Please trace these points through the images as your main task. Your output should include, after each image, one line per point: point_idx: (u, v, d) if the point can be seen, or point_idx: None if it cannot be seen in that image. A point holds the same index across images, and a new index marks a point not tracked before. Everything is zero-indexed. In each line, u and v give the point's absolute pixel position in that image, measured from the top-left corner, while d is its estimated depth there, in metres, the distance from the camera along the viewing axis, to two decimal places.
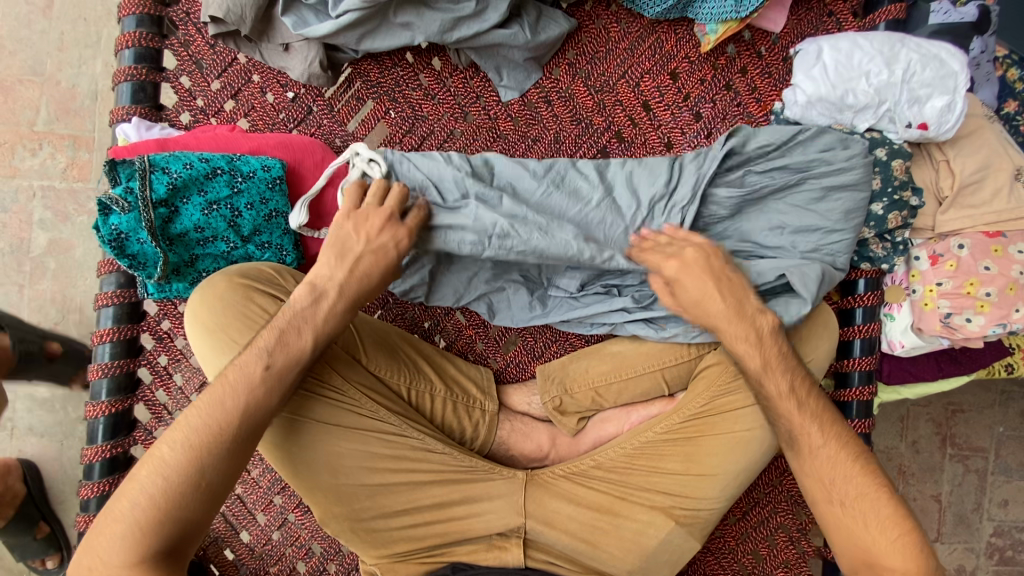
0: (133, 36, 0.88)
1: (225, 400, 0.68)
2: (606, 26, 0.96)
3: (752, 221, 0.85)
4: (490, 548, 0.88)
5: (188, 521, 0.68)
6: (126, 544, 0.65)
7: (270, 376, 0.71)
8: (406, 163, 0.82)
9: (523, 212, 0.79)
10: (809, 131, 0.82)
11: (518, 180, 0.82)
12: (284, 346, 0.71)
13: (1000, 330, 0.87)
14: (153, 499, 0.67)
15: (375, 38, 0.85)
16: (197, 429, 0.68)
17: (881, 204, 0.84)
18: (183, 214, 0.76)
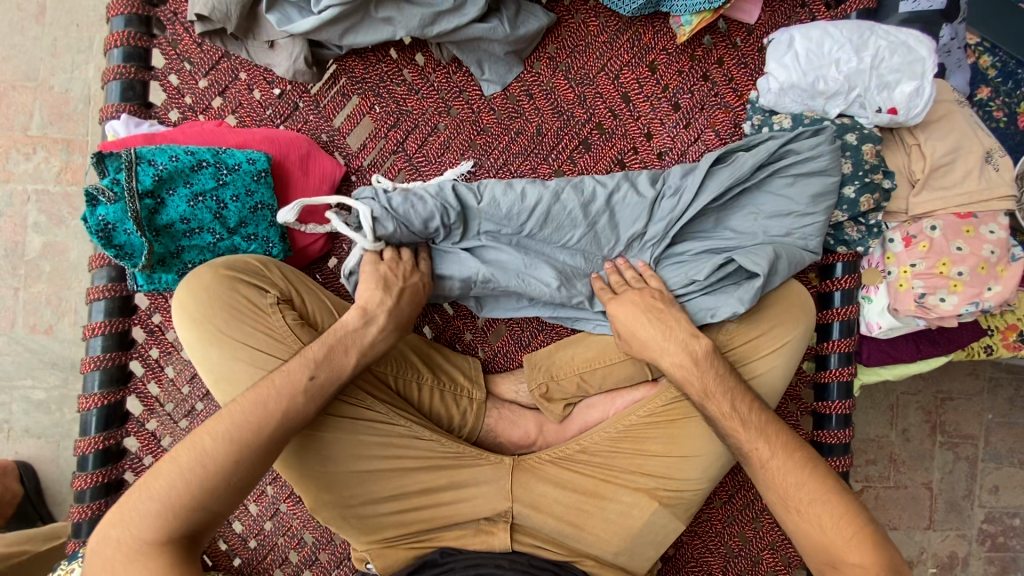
0: (121, 36, 0.90)
1: (268, 402, 0.72)
2: (585, 20, 0.98)
3: (733, 217, 0.87)
4: (477, 532, 0.89)
5: (213, 511, 0.70)
6: (155, 524, 0.68)
7: (313, 386, 0.74)
8: (401, 205, 0.82)
9: (506, 257, 0.85)
10: (791, 137, 0.84)
11: (508, 211, 0.84)
12: (330, 363, 0.76)
13: (973, 309, 0.89)
14: (187, 487, 0.69)
15: (357, 33, 0.88)
16: (239, 424, 0.71)
17: (853, 187, 0.86)
18: (169, 205, 0.78)
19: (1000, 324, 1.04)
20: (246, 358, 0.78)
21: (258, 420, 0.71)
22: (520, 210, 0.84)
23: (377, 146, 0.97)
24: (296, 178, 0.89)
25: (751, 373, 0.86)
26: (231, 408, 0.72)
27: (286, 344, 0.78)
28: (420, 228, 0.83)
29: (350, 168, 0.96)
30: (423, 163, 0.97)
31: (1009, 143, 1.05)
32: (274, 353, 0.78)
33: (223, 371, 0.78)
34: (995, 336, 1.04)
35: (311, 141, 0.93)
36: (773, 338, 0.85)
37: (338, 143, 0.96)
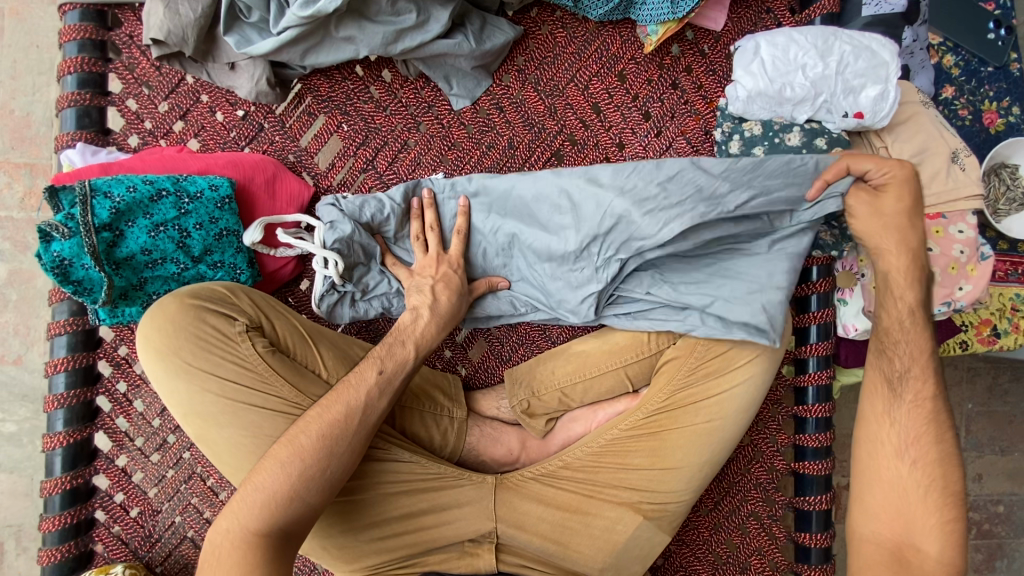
0: (75, 62, 0.88)
1: (335, 415, 0.73)
2: (552, 32, 0.97)
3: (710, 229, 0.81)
4: (462, 555, 0.88)
5: (290, 529, 0.70)
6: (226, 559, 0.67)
7: (384, 381, 0.76)
8: (357, 204, 0.85)
9: (498, 259, 0.89)
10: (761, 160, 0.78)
11: (475, 209, 0.88)
12: (393, 355, 0.78)
13: (946, 309, 0.90)
14: (266, 504, 0.69)
15: (319, 53, 0.86)
16: (314, 443, 0.72)
17: (845, 182, 0.78)
18: (129, 237, 0.76)
19: (974, 319, 1.05)
20: (215, 389, 0.76)
21: (326, 431, 0.72)
22: (481, 207, 0.88)
23: (346, 165, 0.95)
24: (263, 203, 0.87)
25: (731, 381, 0.85)
26: (299, 438, 0.72)
27: (256, 372, 0.76)
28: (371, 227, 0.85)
29: (319, 187, 0.94)
30: (393, 180, 0.96)
31: (975, 140, 1.07)
32: (244, 382, 0.76)
33: (191, 404, 0.76)
34: (970, 331, 1.05)
35: (277, 162, 0.91)
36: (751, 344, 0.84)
37: (306, 163, 0.94)
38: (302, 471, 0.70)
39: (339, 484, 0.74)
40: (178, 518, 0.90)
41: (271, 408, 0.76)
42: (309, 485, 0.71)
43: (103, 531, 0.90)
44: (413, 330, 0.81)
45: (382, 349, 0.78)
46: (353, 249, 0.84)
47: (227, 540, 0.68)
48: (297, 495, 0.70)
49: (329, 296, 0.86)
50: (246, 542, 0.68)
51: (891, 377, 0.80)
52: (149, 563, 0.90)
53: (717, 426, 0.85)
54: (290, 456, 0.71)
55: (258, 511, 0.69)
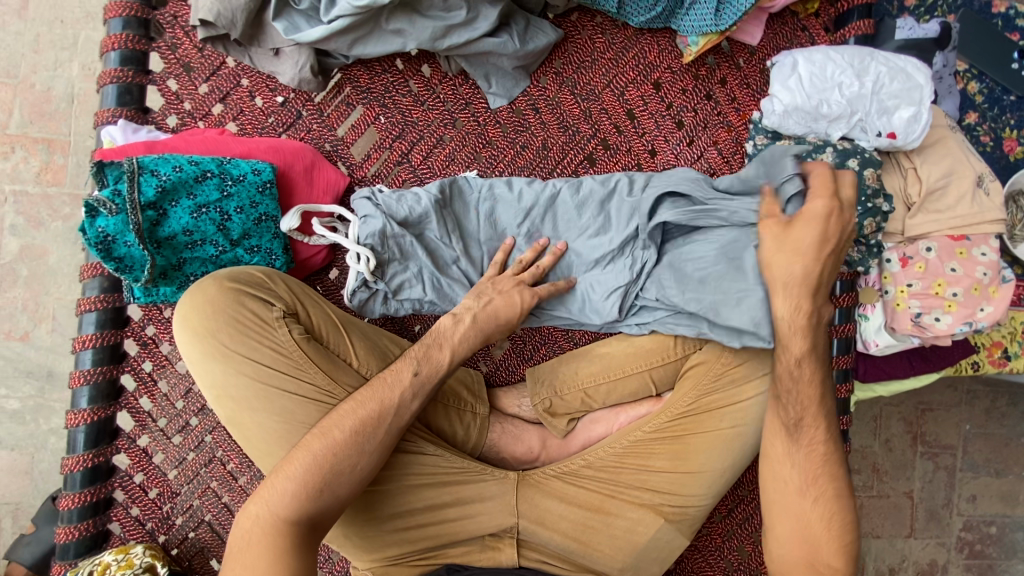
0: (119, 39, 0.88)
1: (371, 403, 0.74)
2: (591, 37, 0.98)
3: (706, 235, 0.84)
4: (483, 549, 0.88)
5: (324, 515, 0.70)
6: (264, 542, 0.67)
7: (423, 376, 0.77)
8: (394, 204, 0.86)
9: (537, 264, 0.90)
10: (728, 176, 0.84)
11: (506, 211, 0.89)
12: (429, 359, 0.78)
13: (967, 329, 0.92)
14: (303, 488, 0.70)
15: (366, 44, 0.86)
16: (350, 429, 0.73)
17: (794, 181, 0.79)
18: (172, 217, 0.76)
19: (986, 340, 1.07)
20: (250, 372, 0.76)
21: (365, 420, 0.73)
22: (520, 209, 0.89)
23: (381, 157, 0.96)
24: (301, 189, 0.87)
25: (756, 389, 0.86)
26: (337, 425, 0.73)
27: (291, 358, 0.76)
28: (407, 225, 0.86)
29: (353, 178, 0.94)
30: (427, 175, 0.96)
31: (995, 166, 1.09)
32: (279, 368, 0.76)
33: (225, 385, 0.76)
34: (982, 352, 1.07)
35: (315, 151, 0.91)
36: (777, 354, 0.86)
37: (342, 153, 0.94)
38: (332, 459, 0.71)
39: (371, 473, 0.74)
40: (196, 501, 0.90)
41: (304, 394, 0.77)
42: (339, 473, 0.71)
43: (120, 511, 0.89)
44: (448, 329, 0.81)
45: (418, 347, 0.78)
46: (385, 244, 0.84)
47: (258, 526, 0.68)
48: (328, 483, 0.70)
49: (360, 292, 0.86)
50: (280, 525, 0.68)
51: (789, 425, 0.80)
52: (166, 546, 0.90)
53: (740, 433, 0.87)
54: (323, 442, 0.71)
55: (292, 497, 0.69)
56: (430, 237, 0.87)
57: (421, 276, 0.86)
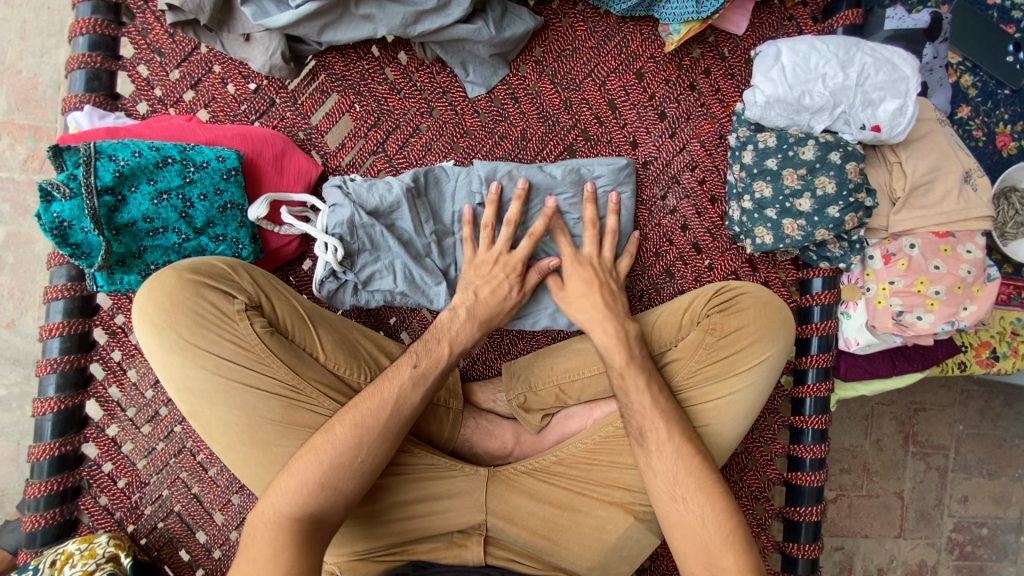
0: (88, 24, 0.86)
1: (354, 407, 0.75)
2: (572, 25, 0.96)
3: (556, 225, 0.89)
4: (450, 545, 0.87)
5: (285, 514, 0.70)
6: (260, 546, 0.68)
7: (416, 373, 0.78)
8: (367, 191, 0.84)
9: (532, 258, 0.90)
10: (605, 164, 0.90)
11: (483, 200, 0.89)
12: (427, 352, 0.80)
13: (949, 328, 0.89)
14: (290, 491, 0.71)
15: (337, 30, 0.85)
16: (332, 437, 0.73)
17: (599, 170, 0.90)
18: (131, 203, 0.75)
19: (974, 340, 1.05)
20: (210, 365, 0.75)
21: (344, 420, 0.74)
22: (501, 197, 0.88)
23: (356, 147, 0.94)
24: (270, 177, 0.86)
25: (729, 387, 0.84)
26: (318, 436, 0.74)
27: (253, 352, 0.76)
28: (380, 214, 0.84)
29: (327, 167, 0.93)
30: (403, 165, 0.95)
31: (988, 162, 1.07)
32: (241, 361, 0.75)
33: (186, 378, 0.75)
34: (969, 352, 1.05)
35: (287, 139, 0.90)
36: (752, 351, 0.84)
37: (316, 141, 0.93)
38: (303, 460, 0.72)
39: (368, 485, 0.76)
40: (166, 491, 0.90)
41: (267, 388, 0.76)
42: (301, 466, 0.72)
43: (89, 500, 0.89)
44: (448, 329, 0.83)
45: (419, 345, 0.80)
46: (355, 234, 0.83)
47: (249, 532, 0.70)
48: (289, 478, 0.71)
49: (330, 283, 0.86)
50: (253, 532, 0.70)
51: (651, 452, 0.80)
52: (135, 535, 0.89)
53: (714, 431, 0.85)
54: (307, 454, 0.72)
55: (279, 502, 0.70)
56: (403, 227, 0.85)
57: (389, 268, 0.85)
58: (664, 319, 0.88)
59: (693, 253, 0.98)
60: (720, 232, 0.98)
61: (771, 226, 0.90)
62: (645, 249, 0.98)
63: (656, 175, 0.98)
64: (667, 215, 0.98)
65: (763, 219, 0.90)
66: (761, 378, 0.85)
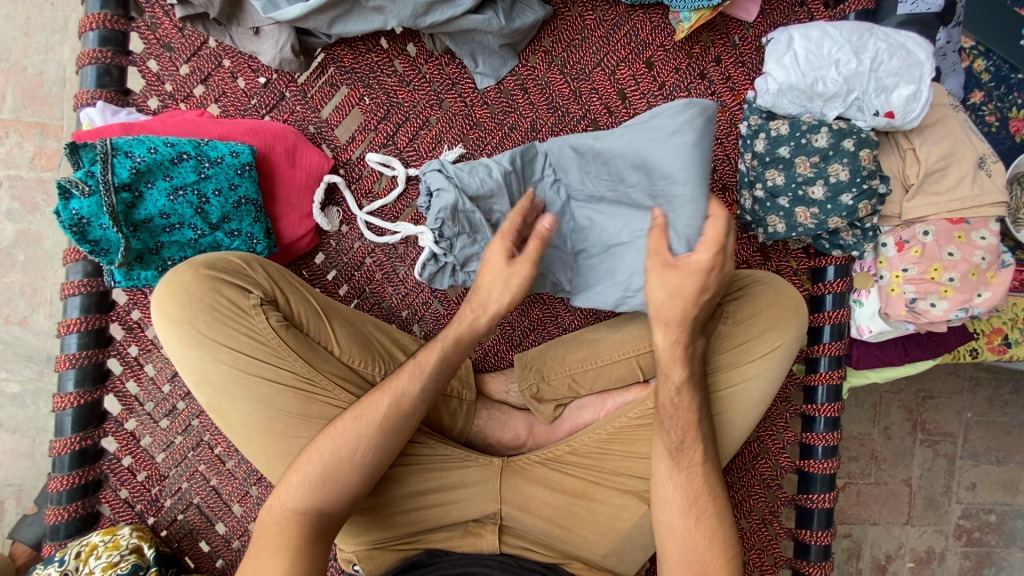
0: (97, 18, 0.86)
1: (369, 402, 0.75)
2: (582, 14, 0.96)
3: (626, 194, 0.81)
4: (465, 534, 0.88)
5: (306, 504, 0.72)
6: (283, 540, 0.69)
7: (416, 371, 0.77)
8: (465, 173, 0.82)
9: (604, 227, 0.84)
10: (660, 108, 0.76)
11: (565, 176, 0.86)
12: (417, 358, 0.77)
13: (963, 315, 0.89)
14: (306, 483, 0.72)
15: (347, 22, 0.84)
16: (348, 429, 0.74)
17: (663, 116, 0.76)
18: (147, 199, 0.75)
19: (986, 327, 1.05)
20: (227, 359, 0.76)
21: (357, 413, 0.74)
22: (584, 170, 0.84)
23: (366, 140, 0.94)
24: (282, 171, 0.87)
25: (743, 376, 0.84)
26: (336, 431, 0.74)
27: (270, 346, 0.76)
28: (477, 196, 0.82)
29: (338, 161, 0.93)
30: (413, 158, 0.95)
31: (1001, 148, 1.06)
32: (257, 355, 0.76)
33: (204, 372, 0.76)
34: (981, 339, 1.05)
35: (298, 133, 0.90)
36: (767, 339, 0.84)
37: (326, 135, 0.92)
38: (321, 450, 0.73)
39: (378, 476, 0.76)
40: (185, 484, 0.91)
41: (284, 381, 0.77)
42: (313, 452, 0.73)
43: (109, 493, 0.90)
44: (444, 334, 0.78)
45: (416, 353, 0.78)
46: (456, 216, 0.81)
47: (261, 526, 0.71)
48: (302, 462, 0.73)
49: (429, 266, 0.87)
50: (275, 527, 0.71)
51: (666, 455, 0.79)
52: (155, 527, 0.91)
53: (728, 419, 0.85)
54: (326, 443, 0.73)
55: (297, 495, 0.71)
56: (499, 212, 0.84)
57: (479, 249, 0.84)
58: None
59: None
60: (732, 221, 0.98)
61: (783, 215, 0.90)
62: None
63: None
64: None
65: (775, 207, 0.90)
66: (775, 367, 0.85)
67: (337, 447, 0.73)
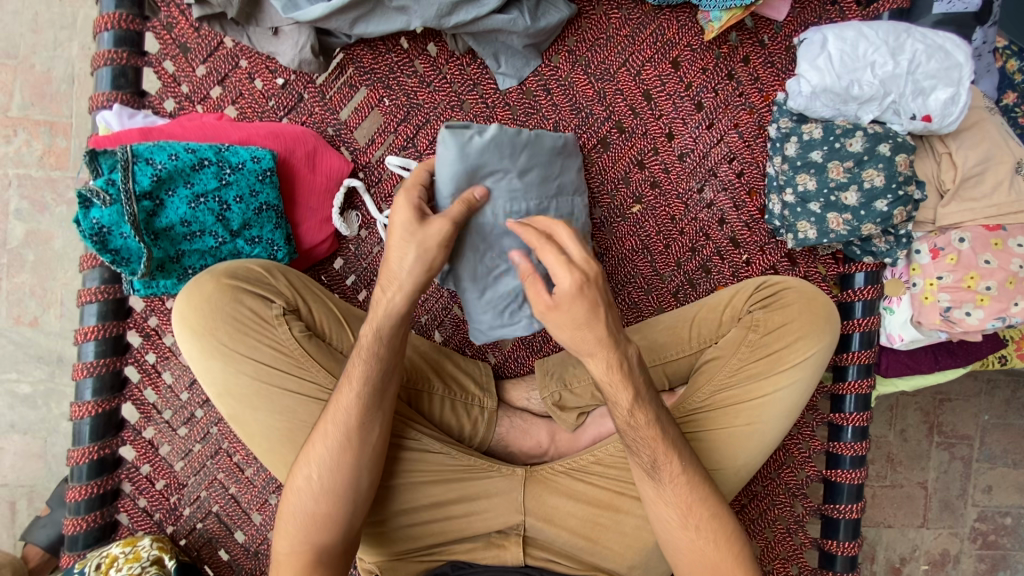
0: (112, 18, 0.84)
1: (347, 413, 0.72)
2: (606, 12, 0.93)
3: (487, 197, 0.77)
4: (488, 546, 0.87)
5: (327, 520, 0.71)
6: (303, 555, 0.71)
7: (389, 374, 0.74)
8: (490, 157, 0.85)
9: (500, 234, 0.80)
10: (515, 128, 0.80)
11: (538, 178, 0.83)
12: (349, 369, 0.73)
13: (999, 324, 0.87)
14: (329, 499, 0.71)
15: (368, 23, 0.82)
16: (354, 442, 0.72)
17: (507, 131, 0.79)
18: (169, 207, 0.74)
19: (1015, 334, 1.03)
20: (250, 370, 0.74)
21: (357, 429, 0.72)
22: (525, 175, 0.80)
23: (385, 142, 0.92)
24: (303, 176, 0.86)
25: (773, 386, 0.82)
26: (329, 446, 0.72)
27: (293, 357, 0.75)
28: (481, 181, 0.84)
29: (358, 163, 0.91)
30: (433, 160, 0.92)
31: None
32: (280, 366, 0.75)
33: (226, 383, 0.75)
34: (1010, 346, 1.03)
35: (318, 136, 0.88)
36: (797, 349, 0.82)
37: (345, 137, 0.90)
38: (330, 467, 0.71)
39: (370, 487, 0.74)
40: (204, 492, 0.90)
41: (307, 392, 0.75)
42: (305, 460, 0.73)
43: (127, 502, 0.89)
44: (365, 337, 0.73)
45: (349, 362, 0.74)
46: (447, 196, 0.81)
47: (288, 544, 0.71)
48: (300, 470, 0.72)
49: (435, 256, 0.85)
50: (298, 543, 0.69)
51: (661, 481, 0.75)
52: (174, 536, 0.90)
53: (756, 431, 0.83)
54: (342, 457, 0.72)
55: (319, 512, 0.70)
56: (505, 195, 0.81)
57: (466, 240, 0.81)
58: (704, 315, 0.87)
59: (730, 247, 0.96)
60: (759, 226, 0.96)
61: (815, 220, 0.88)
62: (680, 243, 0.96)
63: (692, 168, 0.95)
64: (704, 210, 0.96)
65: (806, 213, 0.88)
66: (805, 377, 0.83)
67: (340, 457, 0.71)
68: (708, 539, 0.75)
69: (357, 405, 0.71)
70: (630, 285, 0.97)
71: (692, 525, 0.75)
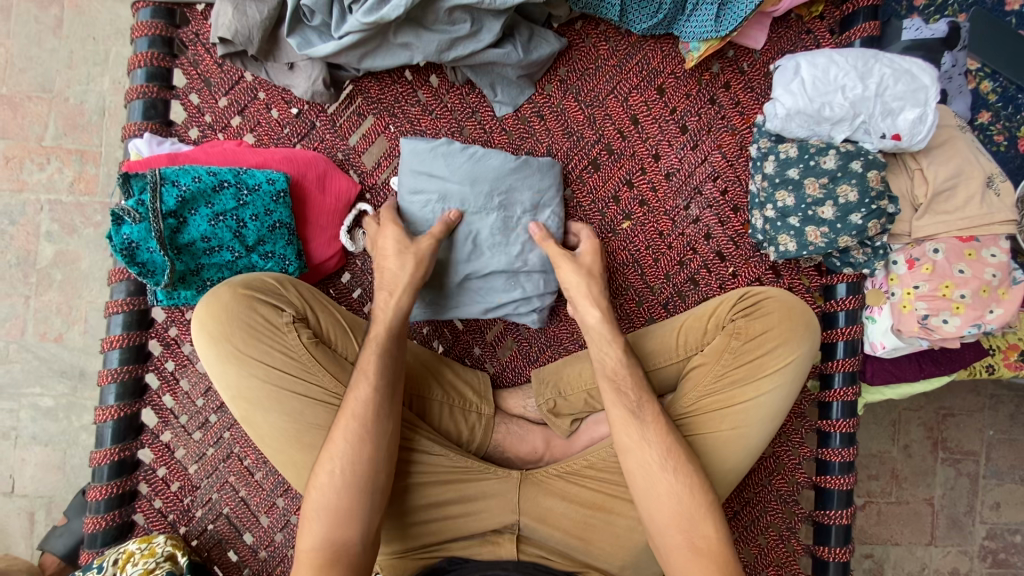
0: (145, 57, 0.93)
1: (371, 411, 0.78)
2: (595, 44, 1.00)
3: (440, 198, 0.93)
4: (484, 543, 0.91)
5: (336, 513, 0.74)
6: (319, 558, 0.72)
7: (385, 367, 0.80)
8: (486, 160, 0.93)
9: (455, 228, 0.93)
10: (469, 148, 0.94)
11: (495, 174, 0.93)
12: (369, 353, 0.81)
13: (976, 330, 0.91)
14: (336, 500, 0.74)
15: (374, 57, 0.90)
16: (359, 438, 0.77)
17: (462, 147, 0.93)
18: (192, 223, 0.81)
19: (1001, 343, 1.06)
20: (261, 373, 0.80)
21: (366, 428, 0.77)
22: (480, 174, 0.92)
23: (391, 165, 0.98)
24: (313, 196, 0.93)
25: (757, 390, 0.86)
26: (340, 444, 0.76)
27: (301, 361, 0.81)
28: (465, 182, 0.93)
29: (365, 185, 0.98)
30: None
31: (1010, 166, 1.08)
32: (289, 370, 0.81)
33: (239, 386, 0.81)
34: (997, 355, 1.05)
35: (327, 159, 0.96)
36: (778, 357, 0.86)
37: (354, 161, 0.97)
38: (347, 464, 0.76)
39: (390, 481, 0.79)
40: (215, 495, 0.94)
41: (314, 395, 0.81)
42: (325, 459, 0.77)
43: (144, 503, 0.94)
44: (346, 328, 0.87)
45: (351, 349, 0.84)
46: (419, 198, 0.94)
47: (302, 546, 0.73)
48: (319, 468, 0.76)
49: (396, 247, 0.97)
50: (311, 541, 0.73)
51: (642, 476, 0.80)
52: (186, 536, 0.94)
53: (741, 434, 0.86)
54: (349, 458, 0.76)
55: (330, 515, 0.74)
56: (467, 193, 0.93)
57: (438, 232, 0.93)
58: (691, 323, 0.91)
59: (716, 261, 1.01)
60: (744, 241, 1.00)
61: (794, 234, 0.92)
62: (669, 257, 1.01)
63: (678, 186, 1.01)
64: (690, 225, 1.01)
65: (786, 227, 0.93)
66: (785, 380, 0.87)
67: (352, 449, 0.76)
68: (697, 539, 0.78)
69: (372, 396, 0.78)
70: (623, 298, 1.02)
71: (682, 525, 0.78)
